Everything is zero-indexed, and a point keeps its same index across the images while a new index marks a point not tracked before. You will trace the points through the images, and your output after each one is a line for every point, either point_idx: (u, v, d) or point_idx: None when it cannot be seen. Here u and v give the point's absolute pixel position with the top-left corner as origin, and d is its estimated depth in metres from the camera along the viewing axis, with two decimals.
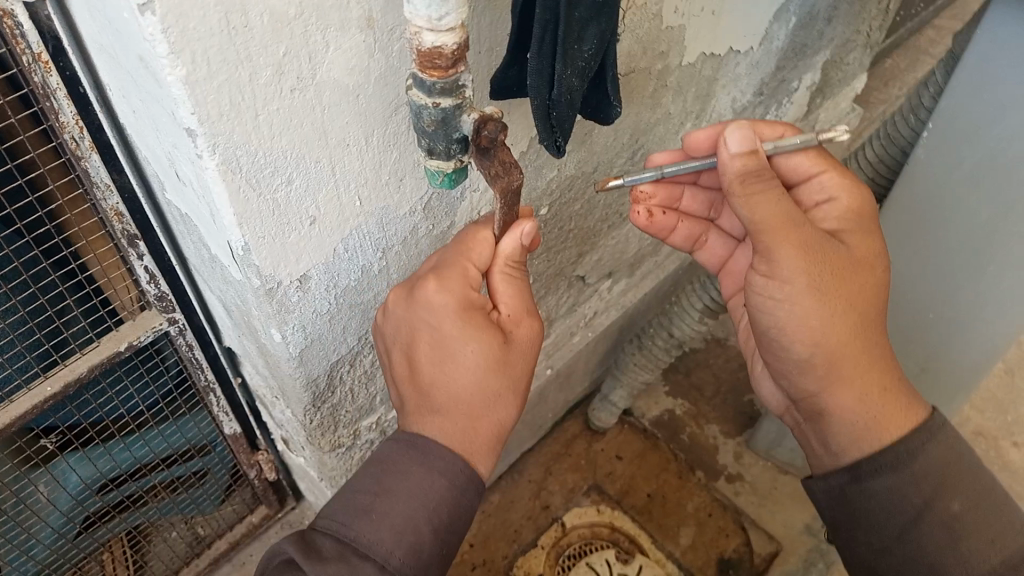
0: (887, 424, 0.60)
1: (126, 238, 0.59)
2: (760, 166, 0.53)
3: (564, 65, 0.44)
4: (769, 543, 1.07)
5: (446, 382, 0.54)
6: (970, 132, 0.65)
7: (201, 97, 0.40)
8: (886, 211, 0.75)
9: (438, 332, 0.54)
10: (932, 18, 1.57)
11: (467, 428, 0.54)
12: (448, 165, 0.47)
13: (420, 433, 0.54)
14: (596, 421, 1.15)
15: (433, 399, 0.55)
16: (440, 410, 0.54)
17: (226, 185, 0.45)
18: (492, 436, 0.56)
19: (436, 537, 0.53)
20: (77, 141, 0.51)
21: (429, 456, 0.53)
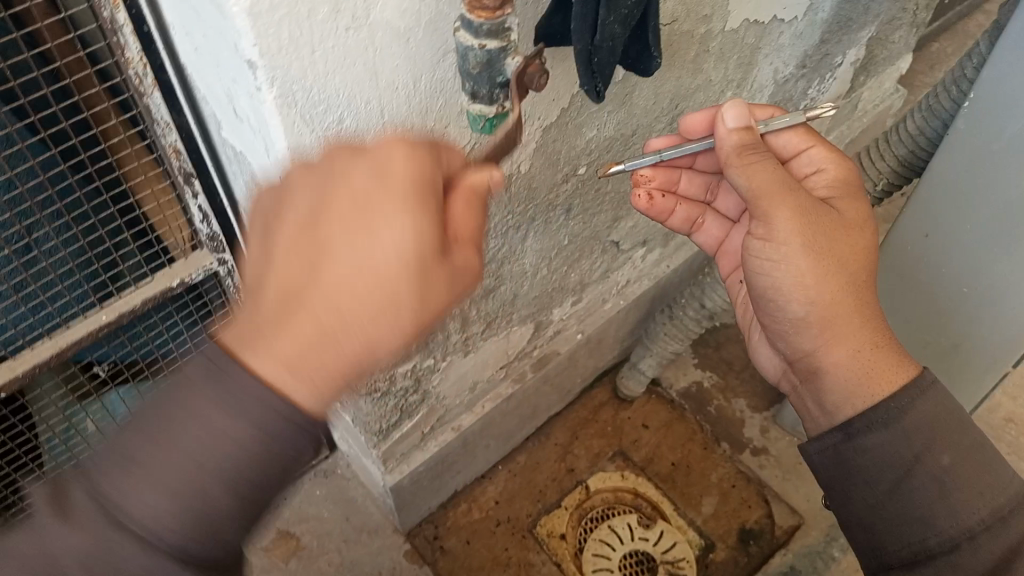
0: (880, 377, 0.59)
1: (182, 175, 0.62)
2: (755, 140, 0.60)
3: (608, 12, 0.46)
4: (791, 516, 1.09)
5: (348, 253, 0.44)
6: (1012, 102, 0.65)
7: (263, 30, 0.42)
8: (925, 182, 0.75)
9: (359, 192, 0.45)
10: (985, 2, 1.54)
11: (329, 328, 0.44)
12: (490, 110, 0.49)
13: (260, 322, 0.44)
14: (623, 389, 1.17)
15: (316, 279, 0.44)
16: (312, 288, 0.44)
17: (282, 119, 0.47)
18: (346, 361, 0.44)
19: (202, 518, 0.43)
20: (140, 76, 0.54)
21: (236, 390, 0.42)
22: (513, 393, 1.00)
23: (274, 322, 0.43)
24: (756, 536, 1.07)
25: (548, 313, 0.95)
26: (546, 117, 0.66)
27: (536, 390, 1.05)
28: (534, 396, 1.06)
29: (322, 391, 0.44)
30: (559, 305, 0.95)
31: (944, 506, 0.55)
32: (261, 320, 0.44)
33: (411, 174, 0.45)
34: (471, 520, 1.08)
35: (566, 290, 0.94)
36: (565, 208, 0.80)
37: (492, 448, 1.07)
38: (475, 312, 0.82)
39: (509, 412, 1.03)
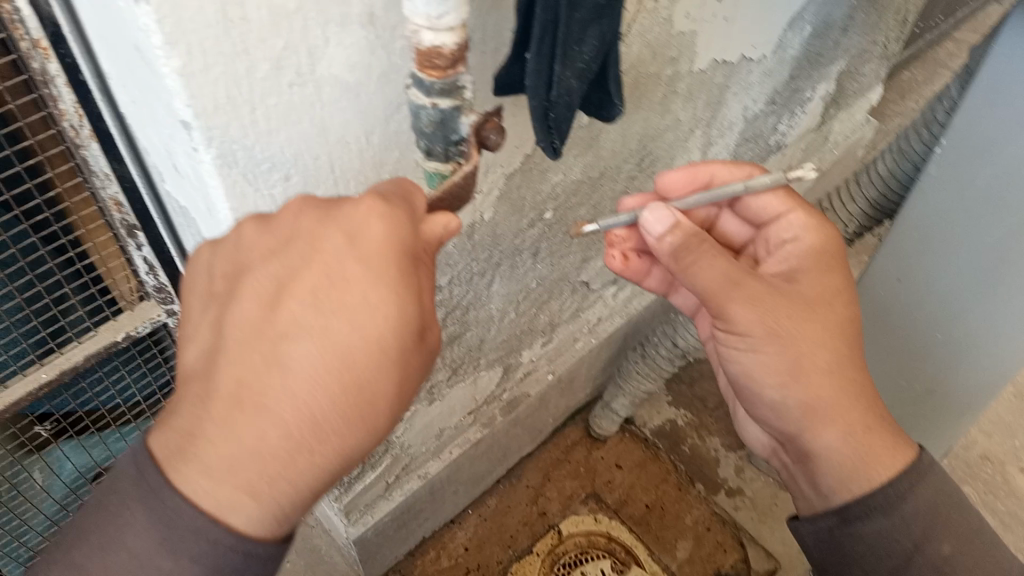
0: (874, 465, 0.57)
1: (125, 227, 0.59)
2: (690, 233, 0.57)
3: (563, 66, 0.43)
4: (767, 560, 1.07)
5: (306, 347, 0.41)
6: (983, 150, 0.64)
7: (196, 90, 0.40)
8: (896, 228, 0.73)
9: (311, 286, 0.42)
10: (956, 30, 1.55)
11: (277, 445, 0.40)
12: (446, 167, 0.47)
13: (204, 431, 0.40)
14: (596, 428, 1.14)
15: (264, 386, 0.40)
16: (259, 397, 0.40)
17: (221, 179, 0.45)
18: (288, 488, 0.41)
19: None
20: (76, 128, 0.51)
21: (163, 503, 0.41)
22: (481, 437, 0.97)
23: (221, 427, 0.40)
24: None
25: (517, 356, 0.92)
26: (509, 164, 0.64)
27: (506, 434, 1.02)
28: (504, 439, 1.03)
29: (270, 511, 0.41)
30: (528, 347, 0.92)
31: None
32: (206, 428, 0.40)
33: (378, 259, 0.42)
34: (440, 568, 1.04)
35: (535, 333, 0.91)
36: (531, 252, 0.78)
37: (461, 493, 1.04)
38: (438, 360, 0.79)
39: (478, 456, 1.00)
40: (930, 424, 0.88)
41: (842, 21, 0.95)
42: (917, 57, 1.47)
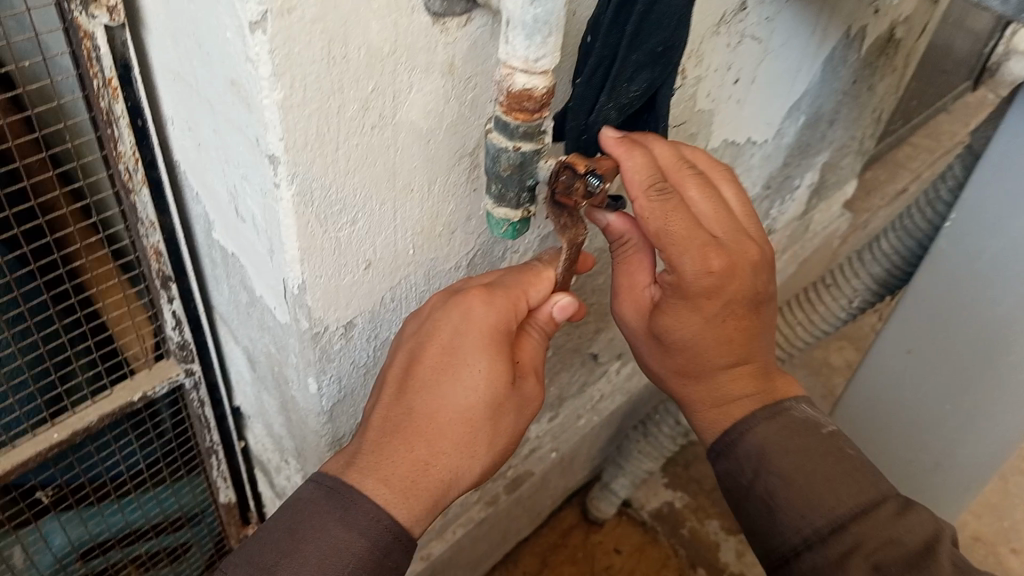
0: (746, 390, 0.57)
1: (160, 279, 0.57)
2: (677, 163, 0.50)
3: (609, 97, 0.46)
4: (673, 533, 1.12)
5: (465, 336, 0.49)
6: (1007, 218, 0.60)
7: (291, 124, 0.40)
8: (881, 345, 0.73)
9: (455, 347, 0.49)
10: (950, 103, 1.52)
11: (463, 446, 0.49)
12: (515, 214, 0.47)
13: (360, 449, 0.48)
14: (593, 511, 1.10)
15: (410, 397, 0.49)
16: (419, 396, 0.49)
17: (297, 219, 0.44)
18: (429, 493, 0.48)
19: (442, 356, 0.49)
20: (130, 172, 0.50)
21: (349, 499, 0.46)
22: (483, 518, 0.93)
23: (397, 451, 0.47)
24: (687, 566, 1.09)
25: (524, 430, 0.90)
26: (546, 226, 0.63)
27: (507, 515, 0.98)
28: (504, 521, 0.99)
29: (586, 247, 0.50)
30: (536, 421, 0.91)
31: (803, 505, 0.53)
32: (386, 447, 0.47)
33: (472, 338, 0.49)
34: None
35: (544, 407, 0.89)
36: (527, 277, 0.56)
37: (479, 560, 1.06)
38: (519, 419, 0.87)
39: (473, 544, 0.95)
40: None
41: (829, 107, 0.93)
42: (902, 139, 1.41)
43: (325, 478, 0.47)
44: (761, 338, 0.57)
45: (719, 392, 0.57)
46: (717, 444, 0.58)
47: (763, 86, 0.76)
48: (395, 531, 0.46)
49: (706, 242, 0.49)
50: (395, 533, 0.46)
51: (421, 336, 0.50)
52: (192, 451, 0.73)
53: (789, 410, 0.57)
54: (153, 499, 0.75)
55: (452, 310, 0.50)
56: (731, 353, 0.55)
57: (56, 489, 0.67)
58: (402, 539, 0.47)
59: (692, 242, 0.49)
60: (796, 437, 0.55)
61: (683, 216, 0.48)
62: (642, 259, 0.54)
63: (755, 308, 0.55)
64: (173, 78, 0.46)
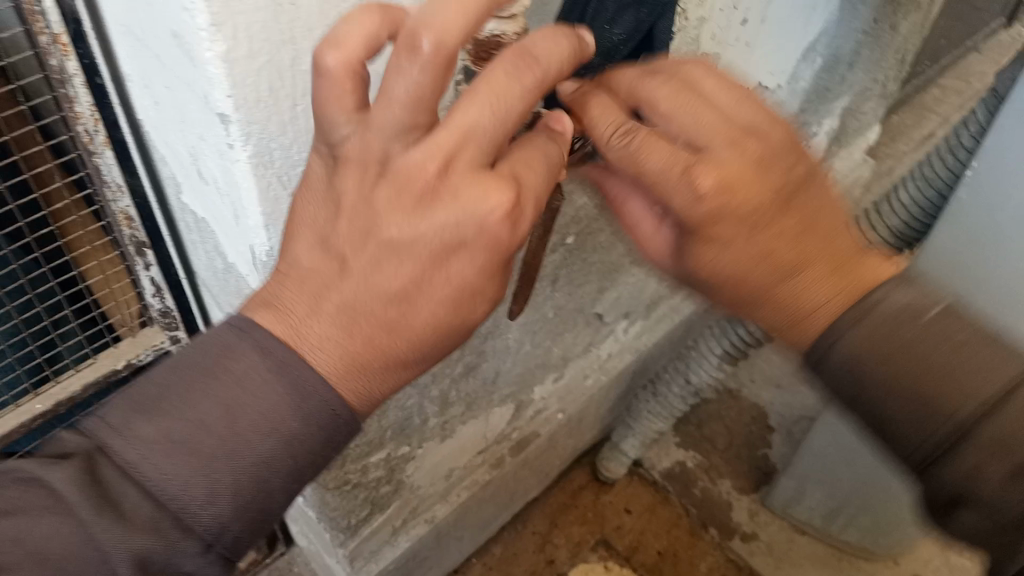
0: (822, 296, 0.49)
1: (135, 245, 0.55)
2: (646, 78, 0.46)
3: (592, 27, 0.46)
4: (684, 493, 1.10)
5: (459, 212, 0.37)
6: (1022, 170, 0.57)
7: (239, 79, 0.37)
8: None
9: (439, 221, 0.37)
10: (981, 41, 1.44)
11: (428, 338, 0.41)
12: None
13: (299, 344, 0.39)
14: (603, 471, 1.09)
15: (367, 270, 0.39)
16: (375, 282, 0.39)
17: (257, 180, 0.41)
18: (394, 362, 0.41)
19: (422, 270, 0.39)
20: (90, 134, 0.48)
21: (301, 377, 0.39)
22: (489, 480, 0.92)
23: (336, 362, 0.40)
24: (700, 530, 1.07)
25: (528, 392, 0.88)
26: None
27: (514, 476, 0.97)
28: (512, 482, 0.97)
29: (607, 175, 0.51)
30: (540, 383, 0.88)
31: (937, 394, 0.43)
32: (325, 353, 0.40)
33: (463, 192, 0.37)
34: None
35: (548, 368, 0.87)
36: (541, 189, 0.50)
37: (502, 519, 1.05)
38: (523, 382, 0.85)
39: (481, 504, 0.94)
40: (877, 542, 1.01)
41: (849, 48, 0.88)
42: (930, 81, 1.35)
43: (258, 333, 0.39)
44: (810, 240, 0.49)
45: (790, 304, 0.50)
46: (810, 361, 0.49)
47: (774, 27, 0.72)
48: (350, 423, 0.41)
49: (687, 161, 0.43)
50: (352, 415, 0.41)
51: (389, 198, 0.37)
52: None
53: (874, 306, 0.47)
54: None
55: (444, 167, 0.36)
56: (772, 266, 0.49)
57: None
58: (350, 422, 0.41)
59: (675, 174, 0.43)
60: (891, 338, 0.45)
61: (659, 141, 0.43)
62: (635, 208, 0.52)
63: (781, 217, 0.47)
64: (122, 32, 0.42)
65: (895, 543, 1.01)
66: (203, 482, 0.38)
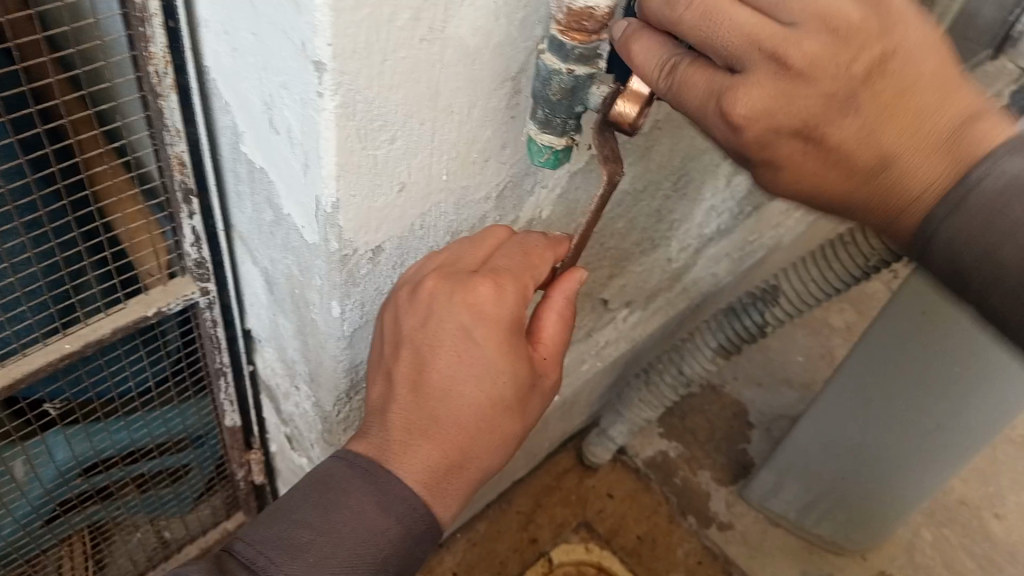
0: (927, 179, 0.46)
1: (182, 192, 0.55)
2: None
3: None
4: (665, 482, 1.13)
5: (482, 397, 0.49)
6: None
7: (342, 29, 0.38)
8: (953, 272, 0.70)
9: (474, 402, 0.49)
10: None
11: (482, 449, 0.50)
12: (560, 141, 0.46)
13: (387, 461, 0.49)
14: (589, 455, 1.11)
15: (430, 406, 0.49)
16: (433, 428, 0.49)
17: (337, 131, 0.42)
18: (470, 480, 0.51)
19: (470, 426, 0.49)
20: (159, 76, 0.48)
21: (392, 484, 0.48)
22: None
23: (406, 451, 0.49)
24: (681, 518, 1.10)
25: None
26: (575, 162, 0.62)
27: None
28: None
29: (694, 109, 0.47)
30: None
31: None
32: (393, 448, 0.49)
33: (491, 362, 0.49)
34: None
35: None
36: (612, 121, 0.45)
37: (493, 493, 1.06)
38: None
39: None
40: (848, 538, 1.05)
41: None
42: None
43: (360, 459, 0.49)
44: (898, 126, 0.44)
45: (886, 190, 0.47)
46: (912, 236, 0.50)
47: None
48: (427, 520, 0.49)
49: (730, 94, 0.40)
50: (433, 523, 0.49)
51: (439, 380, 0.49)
52: (200, 372, 0.72)
53: (973, 190, 0.46)
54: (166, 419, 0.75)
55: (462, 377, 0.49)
56: (876, 150, 0.45)
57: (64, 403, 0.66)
58: (432, 529, 0.50)
59: (711, 107, 0.41)
60: (1003, 216, 0.46)
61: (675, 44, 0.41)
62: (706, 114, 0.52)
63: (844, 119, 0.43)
64: None
65: (866, 540, 1.05)
66: (353, 562, 0.47)
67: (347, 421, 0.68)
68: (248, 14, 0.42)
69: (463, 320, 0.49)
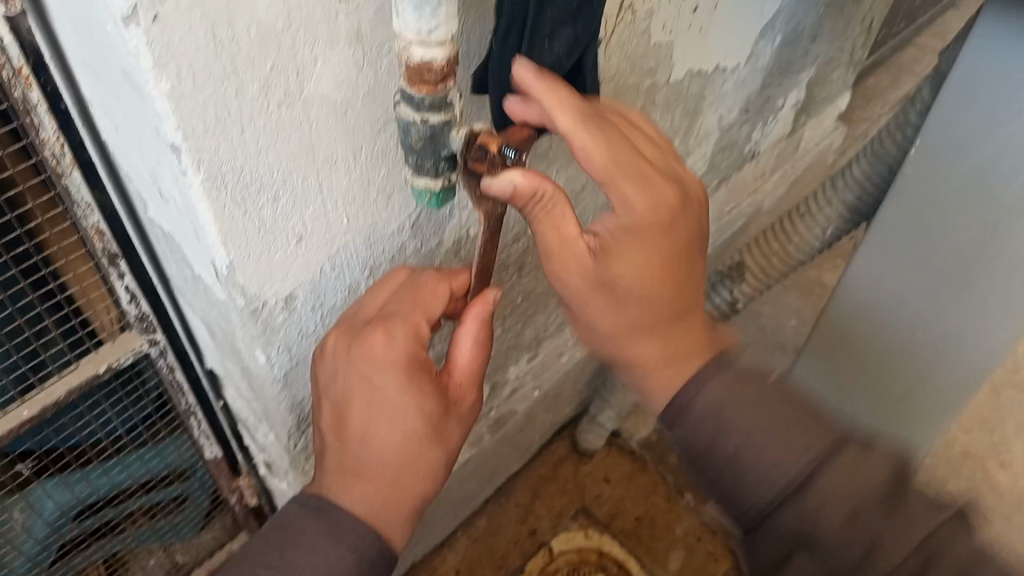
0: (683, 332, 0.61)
1: (107, 256, 0.58)
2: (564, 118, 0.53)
3: (529, 53, 0.46)
4: (662, 461, 1.15)
5: (398, 430, 0.52)
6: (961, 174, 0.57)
7: (187, 112, 0.39)
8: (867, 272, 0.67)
9: (391, 437, 0.52)
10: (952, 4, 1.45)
11: (418, 474, 0.53)
12: (436, 183, 0.46)
13: (331, 497, 0.51)
14: (583, 443, 1.13)
15: (355, 445, 0.52)
16: (364, 464, 0.52)
17: (211, 203, 0.44)
18: (412, 503, 0.53)
19: (398, 455, 0.52)
20: (58, 158, 0.50)
21: (334, 515, 0.50)
22: (469, 457, 0.95)
23: (346, 487, 0.51)
24: (680, 496, 1.12)
25: (504, 371, 0.91)
26: None
27: (494, 451, 1.00)
28: (492, 458, 1.01)
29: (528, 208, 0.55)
30: (515, 362, 0.92)
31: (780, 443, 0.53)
32: (334, 486, 0.52)
33: (398, 398, 0.51)
34: None
35: (521, 348, 0.90)
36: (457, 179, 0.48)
37: (491, 489, 1.08)
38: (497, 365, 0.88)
39: (465, 478, 0.98)
40: None
41: (806, 23, 0.90)
42: (902, 44, 1.36)
43: (310, 498, 0.51)
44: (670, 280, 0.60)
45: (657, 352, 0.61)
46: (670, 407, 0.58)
47: (725, 13, 0.73)
48: (378, 543, 0.51)
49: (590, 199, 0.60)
50: (385, 546, 0.51)
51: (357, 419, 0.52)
52: (171, 413, 0.76)
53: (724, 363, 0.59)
54: (142, 457, 0.78)
55: (368, 414, 0.52)
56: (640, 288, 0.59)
57: (35, 461, 0.71)
58: (387, 550, 0.51)
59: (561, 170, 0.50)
60: (740, 395, 0.56)
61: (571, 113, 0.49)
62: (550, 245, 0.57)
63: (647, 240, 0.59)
64: (79, 63, 0.44)
65: None
66: None
67: (308, 450, 0.71)
68: (115, 98, 0.43)
69: (363, 369, 0.51)
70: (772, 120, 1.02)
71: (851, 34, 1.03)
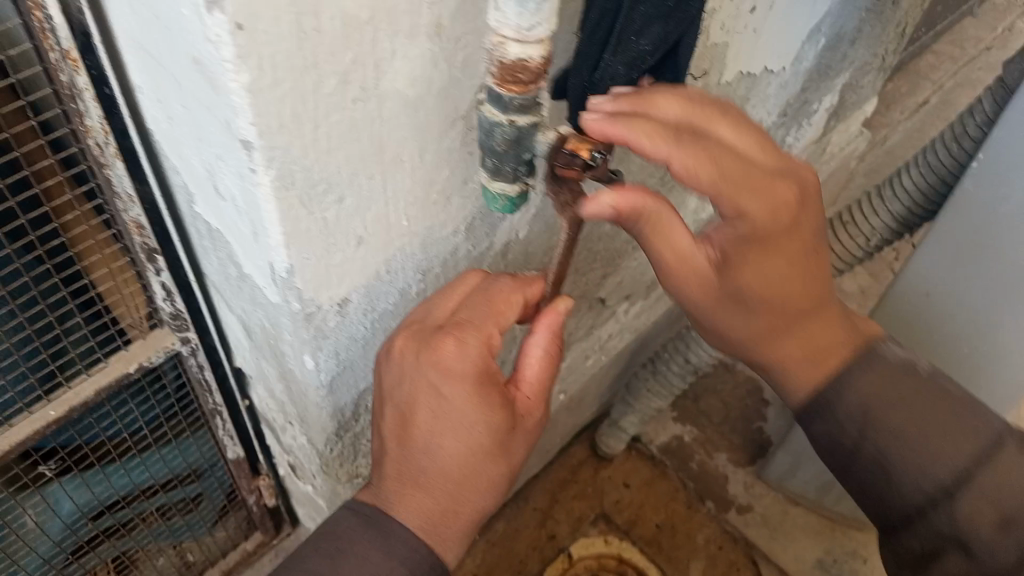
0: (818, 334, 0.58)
1: (145, 252, 0.54)
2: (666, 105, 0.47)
3: (613, 54, 0.42)
4: (682, 467, 1.13)
5: (462, 448, 0.49)
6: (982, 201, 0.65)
7: (264, 107, 0.36)
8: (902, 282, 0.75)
9: (452, 454, 0.49)
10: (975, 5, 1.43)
11: (477, 493, 0.50)
12: (513, 188, 0.44)
13: (386, 507, 0.49)
14: (603, 446, 1.11)
15: (417, 457, 0.49)
16: (423, 478, 0.49)
17: (278, 203, 0.41)
18: (468, 522, 0.51)
19: (459, 470, 0.49)
20: (101, 146, 0.47)
21: (386, 527, 0.48)
22: None
23: (401, 500, 0.49)
24: (700, 503, 1.10)
25: None
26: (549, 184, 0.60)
27: None
28: None
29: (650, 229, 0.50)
30: None
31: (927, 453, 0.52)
32: (391, 497, 0.49)
33: (465, 413, 0.49)
34: None
35: None
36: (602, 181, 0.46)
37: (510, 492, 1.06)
38: None
39: None
40: None
41: (851, 25, 0.87)
42: (926, 45, 1.33)
43: (362, 508, 0.50)
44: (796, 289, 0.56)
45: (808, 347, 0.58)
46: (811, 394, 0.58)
47: (781, 13, 0.71)
48: (431, 561, 0.48)
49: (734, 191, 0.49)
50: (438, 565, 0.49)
51: (421, 429, 0.49)
52: (195, 412, 0.73)
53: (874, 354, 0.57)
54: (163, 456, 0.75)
55: (433, 425, 0.49)
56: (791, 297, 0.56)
57: (58, 460, 0.68)
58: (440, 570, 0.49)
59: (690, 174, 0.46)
60: (888, 385, 0.55)
61: (667, 138, 0.43)
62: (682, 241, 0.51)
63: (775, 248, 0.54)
64: (135, 48, 0.41)
65: None
66: None
67: (342, 456, 0.68)
68: (177, 87, 0.40)
69: (432, 378, 0.49)
70: (807, 122, 0.99)
71: (888, 36, 1.01)
